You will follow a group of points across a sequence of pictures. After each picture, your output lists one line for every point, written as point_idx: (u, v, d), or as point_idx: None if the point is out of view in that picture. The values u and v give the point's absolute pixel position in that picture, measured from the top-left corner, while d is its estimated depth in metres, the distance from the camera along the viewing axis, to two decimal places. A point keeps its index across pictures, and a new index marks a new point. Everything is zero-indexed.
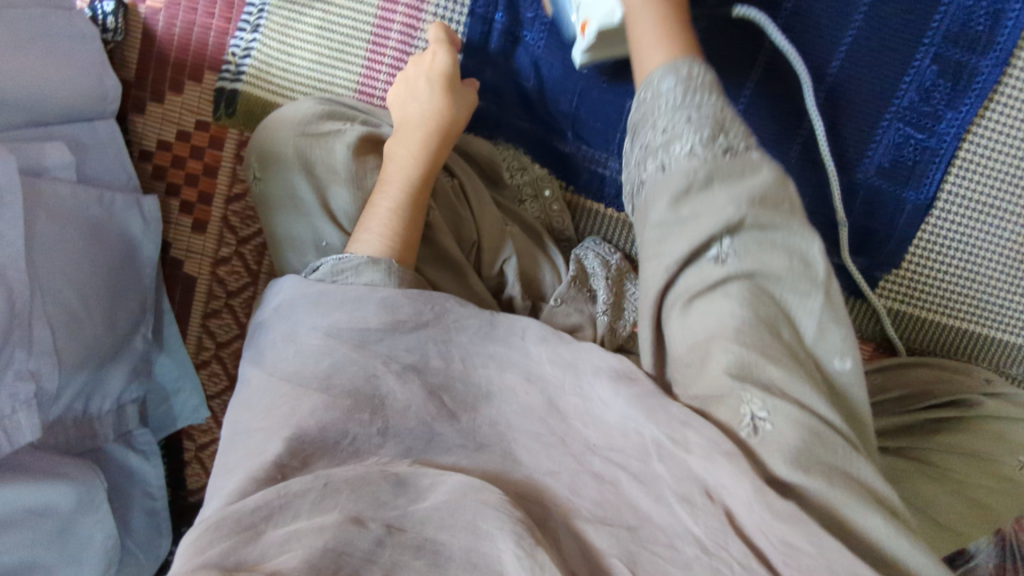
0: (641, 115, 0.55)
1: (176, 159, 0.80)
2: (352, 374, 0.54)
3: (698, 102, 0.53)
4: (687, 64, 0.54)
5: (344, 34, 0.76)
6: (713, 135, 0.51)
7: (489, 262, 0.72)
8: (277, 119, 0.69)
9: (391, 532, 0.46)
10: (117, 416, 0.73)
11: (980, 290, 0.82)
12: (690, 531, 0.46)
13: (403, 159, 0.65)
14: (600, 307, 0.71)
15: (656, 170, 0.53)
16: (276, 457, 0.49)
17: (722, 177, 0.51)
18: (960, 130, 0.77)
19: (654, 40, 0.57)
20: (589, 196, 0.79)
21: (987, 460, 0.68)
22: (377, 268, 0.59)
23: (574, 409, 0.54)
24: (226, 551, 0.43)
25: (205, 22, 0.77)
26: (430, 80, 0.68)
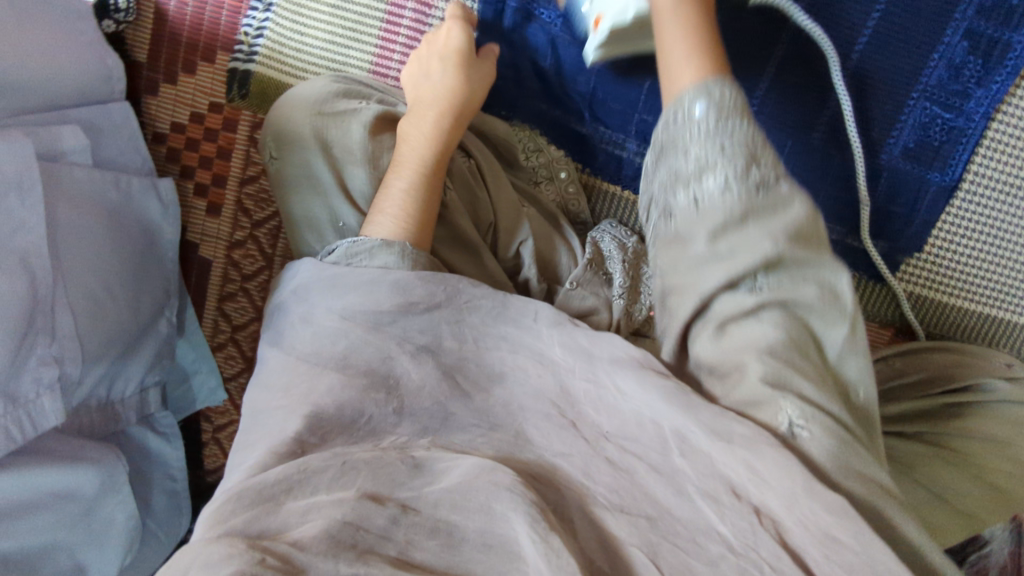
0: (669, 137, 0.52)
1: (190, 142, 0.80)
2: (368, 355, 0.54)
3: (733, 129, 0.50)
4: (719, 88, 0.50)
5: (357, 12, 0.74)
6: (748, 169, 0.49)
7: (505, 245, 0.70)
8: (291, 99, 0.67)
9: (406, 512, 0.46)
10: (141, 400, 0.74)
11: (1004, 274, 0.80)
12: (714, 529, 0.45)
13: (418, 140, 0.64)
14: (617, 290, 0.70)
15: (690, 204, 0.51)
16: (297, 432, 0.50)
17: (757, 213, 0.49)
18: (990, 108, 0.75)
19: (684, 55, 0.54)
20: (605, 178, 0.78)
21: (1010, 446, 0.68)
22: (391, 251, 0.59)
23: (584, 395, 0.53)
24: (248, 521, 0.45)
25: (217, 2, 0.76)
26: (444, 59, 0.67)
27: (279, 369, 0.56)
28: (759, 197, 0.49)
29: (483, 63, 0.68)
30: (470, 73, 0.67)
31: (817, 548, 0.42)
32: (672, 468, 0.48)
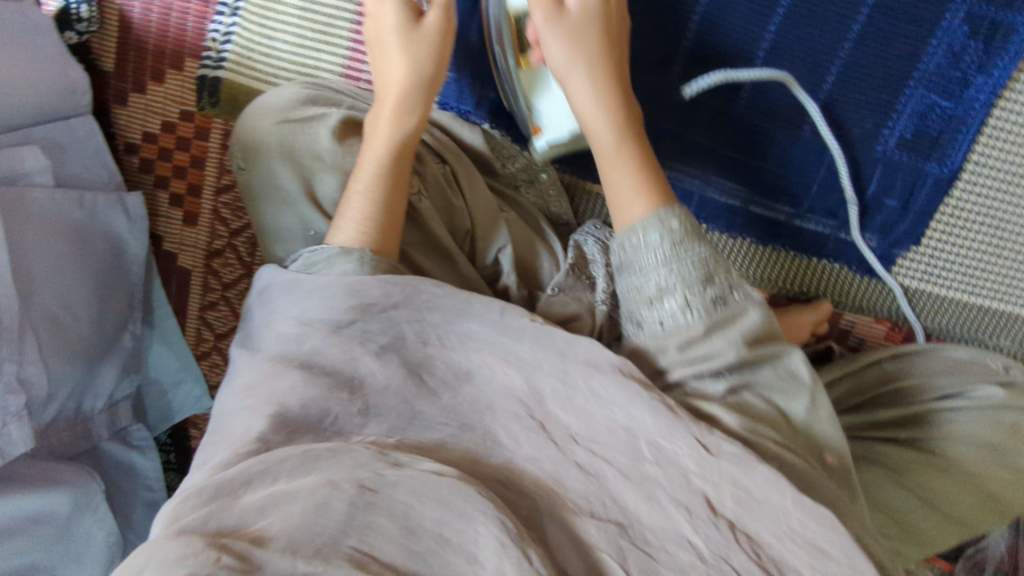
0: (626, 259, 0.55)
1: (162, 151, 0.78)
2: (333, 357, 0.50)
3: (688, 257, 0.53)
4: (673, 219, 0.54)
5: (327, 14, 0.72)
6: (703, 289, 0.52)
7: (483, 253, 0.68)
8: (255, 108, 0.65)
9: (363, 494, 0.42)
10: (111, 415, 0.74)
11: (1005, 267, 0.77)
12: (686, 537, 0.44)
13: (378, 139, 0.59)
14: (600, 297, 0.66)
15: (655, 321, 0.53)
16: (260, 432, 0.47)
17: (717, 325, 0.52)
18: (991, 95, 0.71)
19: (630, 188, 0.57)
20: (589, 178, 0.77)
21: (1004, 453, 0.67)
22: (349, 258, 0.55)
23: (551, 393, 0.50)
24: (205, 516, 0.42)
25: (182, 7, 0.73)
26: (388, 40, 0.61)
27: (242, 374, 0.52)
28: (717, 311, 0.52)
29: (441, 36, 0.61)
30: (417, 49, 0.60)
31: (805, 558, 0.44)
32: (644, 476, 0.46)
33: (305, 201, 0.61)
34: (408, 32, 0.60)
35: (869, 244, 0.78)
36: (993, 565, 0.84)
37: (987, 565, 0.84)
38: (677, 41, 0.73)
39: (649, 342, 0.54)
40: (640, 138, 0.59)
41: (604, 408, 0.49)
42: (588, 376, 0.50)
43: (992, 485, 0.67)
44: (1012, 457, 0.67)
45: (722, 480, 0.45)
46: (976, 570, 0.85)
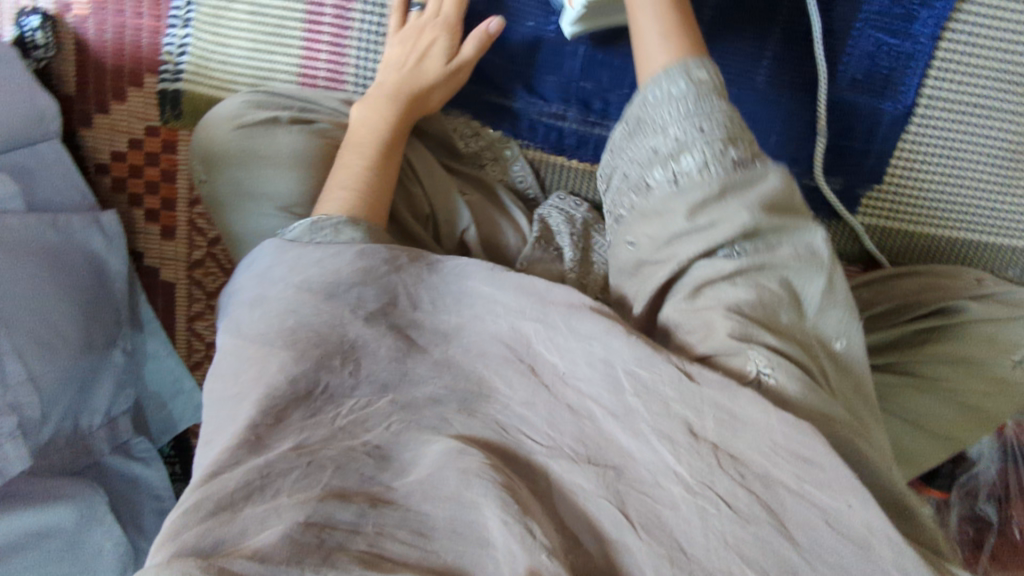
0: (642, 116, 0.55)
1: (132, 169, 0.80)
2: (317, 323, 0.50)
3: (708, 109, 0.52)
4: (697, 68, 0.53)
5: (277, 16, 0.73)
6: (724, 147, 0.50)
7: (448, 234, 0.71)
8: (208, 123, 0.67)
9: (376, 506, 0.42)
10: (110, 429, 0.75)
11: (965, 196, 0.79)
12: (673, 469, 0.42)
13: (375, 124, 0.65)
14: (568, 263, 0.70)
15: (669, 179, 0.51)
16: (249, 422, 0.45)
17: (733, 188, 0.49)
18: (936, 29, 0.72)
19: (661, 37, 0.56)
20: (549, 150, 0.78)
21: (980, 365, 0.68)
22: (357, 227, 0.57)
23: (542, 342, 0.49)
24: (200, 535, 0.40)
25: (135, 23, 0.74)
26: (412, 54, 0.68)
27: (231, 357, 0.51)
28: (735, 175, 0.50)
29: (467, 68, 0.69)
30: (426, 66, 0.68)
31: (787, 468, 0.41)
32: (632, 414, 0.44)
33: (269, 199, 0.63)
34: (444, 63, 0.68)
35: (836, 186, 0.79)
36: (985, 490, 0.86)
37: (979, 490, 0.86)
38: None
39: (658, 208, 0.52)
40: (686, 14, 0.58)
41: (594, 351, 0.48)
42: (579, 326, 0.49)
43: (965, 398, 0.68)
44: (989, 368, 0.68)
45: (703, 405, 0.44)
46: (970, 497, 0.87)
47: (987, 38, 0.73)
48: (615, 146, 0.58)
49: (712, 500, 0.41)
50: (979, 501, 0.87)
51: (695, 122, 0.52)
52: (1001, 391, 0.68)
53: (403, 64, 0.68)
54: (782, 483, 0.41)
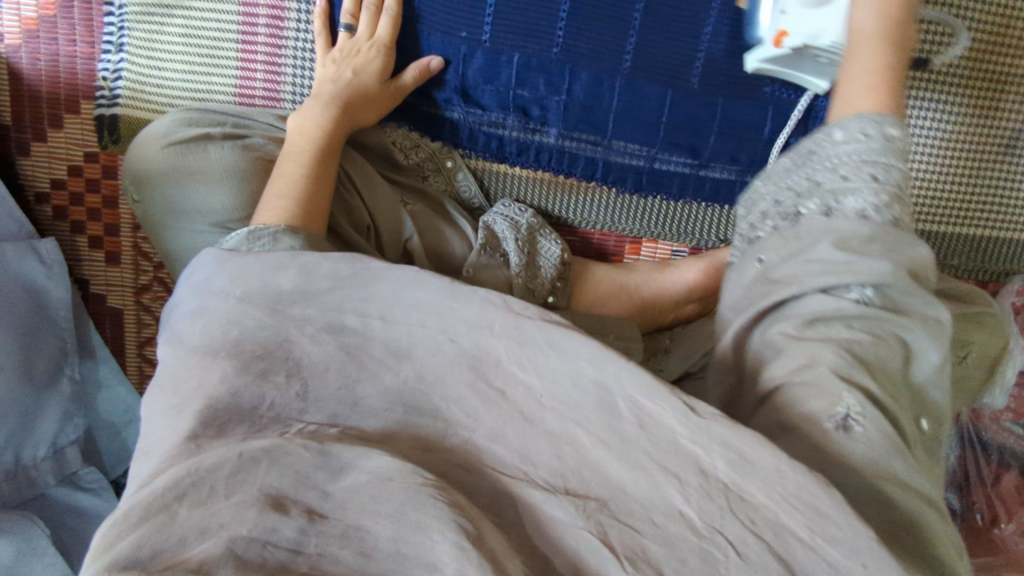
0: (819, 151, 0.52)
1: (73, 196, 0.79)
2: (263, 337, 0.47)
3: (888, 166, 0.49)
4: (893, 128, 0.50)
5: (211, 37, 0.73)
6: (889, 204, 0.48)
7: (392, 242, 0.73)
8: (144, 139, 0.68)
9: (314, 520, 0.38)
10: (56, 461, 0.74)
11: (989, 193, 0.79)
12: (676, 508, 0.39)
13: (313, 133, 0.65)
14: (514, 268, 0.72)
15: (821, 211, 0.49)
16: (188, 430, 0.43)
17: (890, 243, 0.46)
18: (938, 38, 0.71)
19: (865, 86, 0.53)
20: (489, 159, 0.79)
21: None
22: (297, 238, 0.56)
23: (505, 352, 0.46)
24: (134, 545, 0.36)
25: (69, 50, 0.74)
26: (352, 67, 0.69)
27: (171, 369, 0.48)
28: (892, 231, 0.47)
29: (400, 94, 0.71)
30: (358, 82, 0.68)
31: (796, 517, 0.38)
32: (624, 438, 0.41)
33: (204, 219, 0.64)
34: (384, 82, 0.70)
35: None
36: (950, 480, 0.86)
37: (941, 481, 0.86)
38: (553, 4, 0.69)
39: (789, 236, 0.49)
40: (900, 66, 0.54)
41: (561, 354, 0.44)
42: (550, 334, 0.45)
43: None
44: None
45: (711, 441, 0.40)
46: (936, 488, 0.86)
47: (983, 41, 0.72)
48: (773, 174, 0.56)
49: (720, 547, 0.37)
50: (949, 494, 0.85)
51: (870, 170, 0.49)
52: None
53: (337, 77, 0.69)
54: (788, 530, 0.37)
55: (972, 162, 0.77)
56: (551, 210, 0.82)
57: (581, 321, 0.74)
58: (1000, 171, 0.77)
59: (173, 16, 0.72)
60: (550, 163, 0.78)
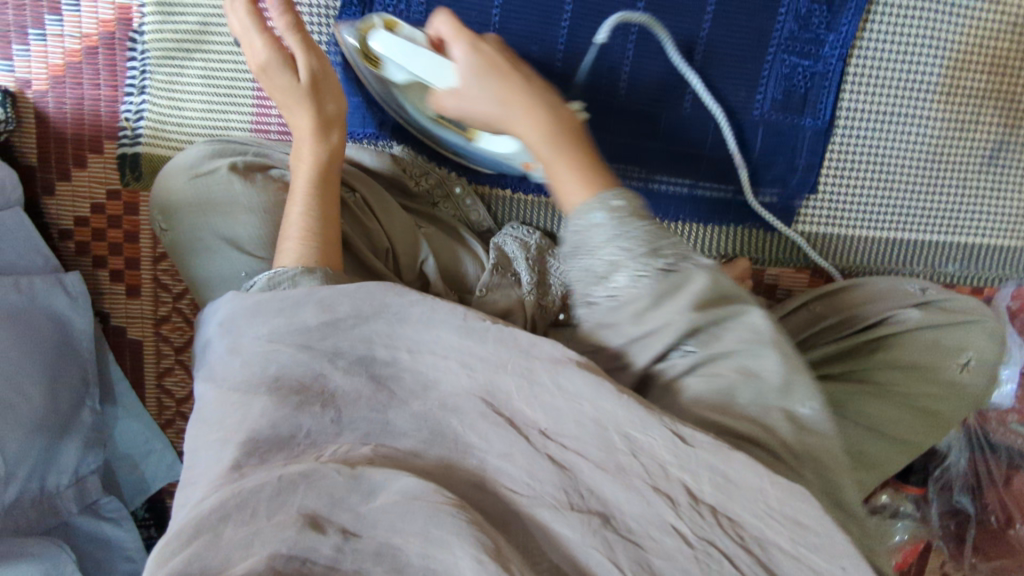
0: (581, 240, 0.51)
1: (95, 232, 0.82)
2: (298, 371, 0.52)
3: (634, 228, 0.50)
4: (612, 198, 0.51)
5: (228, 78, 0.77)
6: (651, 258, 0.49)
7: (409, 265, 0.75)
8: (167, 174, 0.72)
9: (349, 538, 0.44)
10: (79, 490, 0.75)
11: (979, 204, 0.84)
12: (670, 523, 0.45)
13: (304, 167, 0.67)
14: (527, 287, 0.75)
15: (608, 298, 0.50)
16: (232, 460, 0.48)
17: (668, 294, 0.48)
18: (926, 58, 0.79)
19: (571, 173, 0.54)
20: (494, 184, 0.84)
21: (927, 369, 0.71)
22: (314, 276, 0.58)
23: (515, 388, 0.50)
24: (188, 558, 0.42)
25: (94, 93, 0.78)
26: (285, 96, 0.68)
27: (212, 404, 0.54)
28: (669, 280, 0.49)
29: (323, 85, 0.69)
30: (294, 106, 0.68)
31: (782, 531, 0.45)
32: (623, 468, 0.47)
33: (230, 247, 0.68)
34: (299, 84, 0.67)
35: (770, 200, 0.83)
36: (960, 484, 0.88)
37: (954, 484, 0.88)
38: (553, 29, 0.76)
39: (605, 322, 0.51)
40: (581, 141, 0.57)
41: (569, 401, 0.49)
42: (554, 372, 0.49)
43: (927, 405, 0.71)
44: (940, 371, 0.72)
45: (699, 468, 0.46)
46: (945, 490, 0.89)
47: (970, 59, 0.79)
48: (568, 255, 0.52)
49: (716, 559, 0.44)
50: (956, 494, 0.89)
51: (621, 239, 0.49)
52: (948, 393, 0.72)
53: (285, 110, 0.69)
54: (778, 544, 0.45)
55: (945, 173, 0.83)
56: (554, 230, 0.85)
57: None
58: (967, 181, 0.83)
59: (192, 59, 0.77)
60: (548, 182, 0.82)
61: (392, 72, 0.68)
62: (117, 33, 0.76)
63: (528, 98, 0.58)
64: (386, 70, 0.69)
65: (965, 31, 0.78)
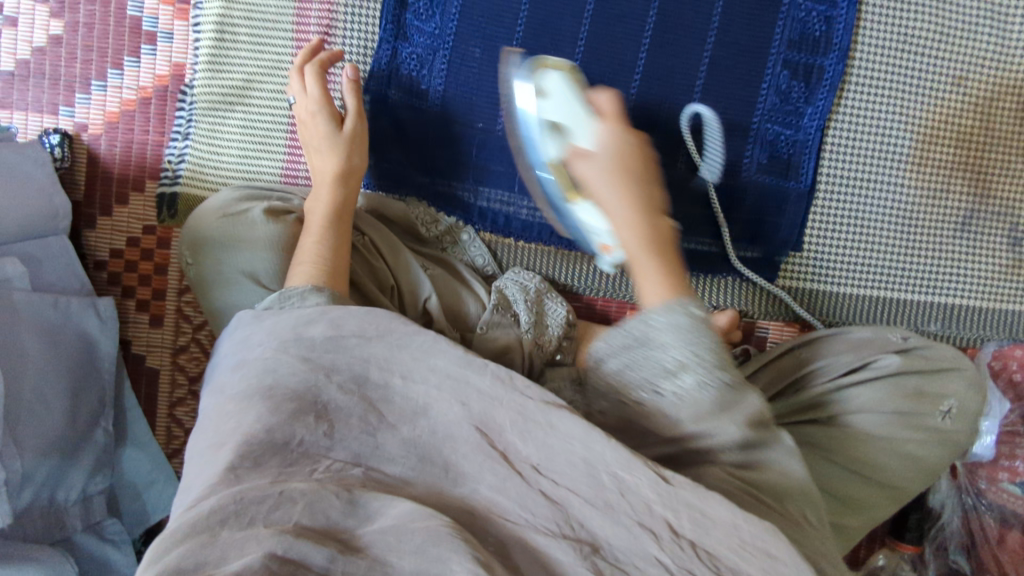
0: (647, 335, 0.55)
1: (128, 264, 0.88)
2: (295, 382, 0.55)
3: (704, 339, 0.53)
4: (694, 306, 0.55)
5: (264, 129, 0.86)
6: (717, 370, 0.52)
7: (412, 303, 0.80)
8: (199, 212, 0.77)
9: (344, 551, 0.45)
10: (85, 507, 0.77)
11: (955, 267, 0.89)
12: (651, 553, 0.49)
13: (320, 204, 0.73)
14: (524, 326, 0.79)
15: (669, 394, 0.53)
16: (228, 463, 0.49)
17: (729, 407, 0.52)
18: (896, 133, 0.87)
19: (656, 274, 0.60)
20: (499, 233, 0.89)
21: (915, 416, 0.75)
22: (321, 294, 0.63)
23: (510, 422, 0.53)
24: (184, 553, 0.43)
25: (142, 138, 0.87)
26: (319, 147, 0.77)
27: (213, 416, 0.56)
28: (731, 393, 0.52)
29: (358, 140, 0.78)
30: (325, 155, 0.76)
31: (754, 562, 0.48)
32: (609, 500, 0.50)
33: (248, 279, 0.72)
34: (334, 136, 0.77)
35: (755, 254, 0.89)
36: (955, 543, 0.90)
37: (949, 543, 0.90)
38: None
39: (660, 417, 0.54)
40: (665, 250, 0.63)
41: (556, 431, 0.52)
42: (546, 410, 0.53)
43: (908, 451, 0.75)
44: (920, 419, 0.75)
45: (679, 505, 0.49)
46: (942, 551, 0.91)
47: (937, 136, 0.87)
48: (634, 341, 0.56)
49: None
50: (951, 553, 0.91)
51: (690, 345, 0.53)
52: (933, 439, 0.75)
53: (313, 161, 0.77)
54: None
55: (921, 237, 0.89)
56: (557, 277, 0.90)
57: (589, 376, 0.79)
58: (943, 246, 0.89)
59: (234, 111, 0.85)
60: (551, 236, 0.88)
61: (545, 107, 0.73)
62: (170, 88, 0.87)
63: (639, 202, 0.64)
64: (535, 104, 0.74)
65: (930, 110, 0.86)
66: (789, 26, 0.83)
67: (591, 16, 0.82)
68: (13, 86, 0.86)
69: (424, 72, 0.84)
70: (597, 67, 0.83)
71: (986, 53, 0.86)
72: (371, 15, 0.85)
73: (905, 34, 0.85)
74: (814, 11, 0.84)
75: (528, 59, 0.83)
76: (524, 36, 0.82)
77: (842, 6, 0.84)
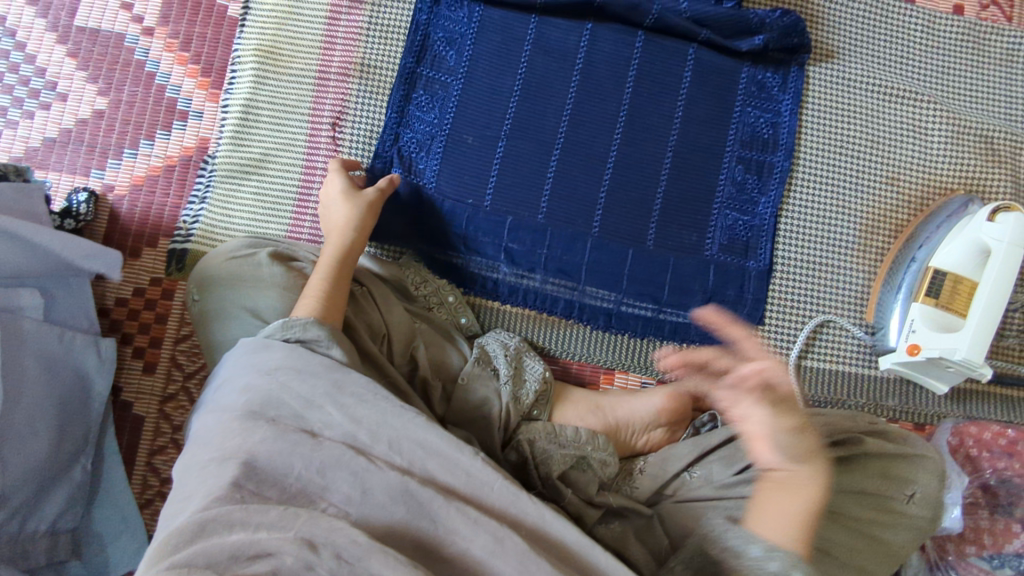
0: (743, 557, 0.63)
1: (131, 312, 0.93)
2: (295, 418, 0.61)
3: None
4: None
5: (276, 196, 0.95)
6: None
7: (400, 352, 0.85)
8: (208, 257, 0.84)
9: (341, 565, 0.50)
10: (51, 544, 0.78)
11: None
12: None
13: (330, 250, 0.82)
14: (502, 378, 0.85)
15: None
16: (233, 477, 0.55)
17: None
18: (839, 219, 0.97)
19: (778, 515, 0.64)
20: (487, 297, 0.97)
21: (878, 497, 0.78)
22: (322, 328, 0.69)
23: (505, 505, 0.60)
24: (193, 551, 0.49)
25: (162, 201, 0.96)
26: (338, 202, 0.86)
27: (214, 429, 0.62)
28: None
29: (376, 203, 0.88)
30: (343, 211, 0.85)
31: None
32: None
33: (249, 314, 0.78)
34: (353, 195, 0.87)
35: None
36: None
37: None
38: (541, 176, 0.94)
39: None
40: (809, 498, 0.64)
41: (550, 527, 0.59)
42: (540, 508, 0.60)
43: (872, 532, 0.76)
44: (890, 502, 0.78)
45: None
46: None
47: (875, 224, 0.97)
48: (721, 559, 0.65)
49: None
50: None
51: None
52: (893, 521, 0.78)
53: (331, 212, 0.86)
54: None
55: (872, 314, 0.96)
56: (536, 338, 0.97)
57: (562, 435, 0.83)
58: None
59: (248, 180, 0.95)
60: (534, 302, 0.96)
61: (990, 231, 0.87)
62: (194, 158, 0.97)
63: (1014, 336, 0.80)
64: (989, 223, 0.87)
65: (867, 203, 0.98)
66: (740, 129, 0.97)
67: (569, 114, 0.95)
68: (52, 150, 0.97)
69: (422, 154, 0.95)
70: (574, 156, 0.95)
71: (913, 160, 0.98)
72: (379, 107, 0.97)
73: (842, 140, 0.99)
74: (761, 118, 0.98)
75: (514, 146, 0.94)
76: (512, 127, 0.95)
77: (785, 114, 0.98)
